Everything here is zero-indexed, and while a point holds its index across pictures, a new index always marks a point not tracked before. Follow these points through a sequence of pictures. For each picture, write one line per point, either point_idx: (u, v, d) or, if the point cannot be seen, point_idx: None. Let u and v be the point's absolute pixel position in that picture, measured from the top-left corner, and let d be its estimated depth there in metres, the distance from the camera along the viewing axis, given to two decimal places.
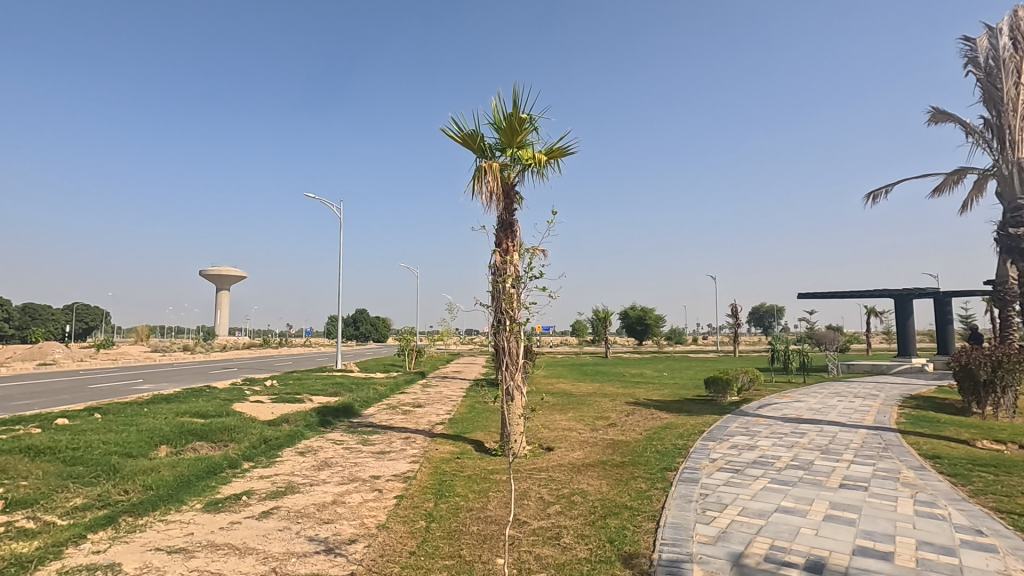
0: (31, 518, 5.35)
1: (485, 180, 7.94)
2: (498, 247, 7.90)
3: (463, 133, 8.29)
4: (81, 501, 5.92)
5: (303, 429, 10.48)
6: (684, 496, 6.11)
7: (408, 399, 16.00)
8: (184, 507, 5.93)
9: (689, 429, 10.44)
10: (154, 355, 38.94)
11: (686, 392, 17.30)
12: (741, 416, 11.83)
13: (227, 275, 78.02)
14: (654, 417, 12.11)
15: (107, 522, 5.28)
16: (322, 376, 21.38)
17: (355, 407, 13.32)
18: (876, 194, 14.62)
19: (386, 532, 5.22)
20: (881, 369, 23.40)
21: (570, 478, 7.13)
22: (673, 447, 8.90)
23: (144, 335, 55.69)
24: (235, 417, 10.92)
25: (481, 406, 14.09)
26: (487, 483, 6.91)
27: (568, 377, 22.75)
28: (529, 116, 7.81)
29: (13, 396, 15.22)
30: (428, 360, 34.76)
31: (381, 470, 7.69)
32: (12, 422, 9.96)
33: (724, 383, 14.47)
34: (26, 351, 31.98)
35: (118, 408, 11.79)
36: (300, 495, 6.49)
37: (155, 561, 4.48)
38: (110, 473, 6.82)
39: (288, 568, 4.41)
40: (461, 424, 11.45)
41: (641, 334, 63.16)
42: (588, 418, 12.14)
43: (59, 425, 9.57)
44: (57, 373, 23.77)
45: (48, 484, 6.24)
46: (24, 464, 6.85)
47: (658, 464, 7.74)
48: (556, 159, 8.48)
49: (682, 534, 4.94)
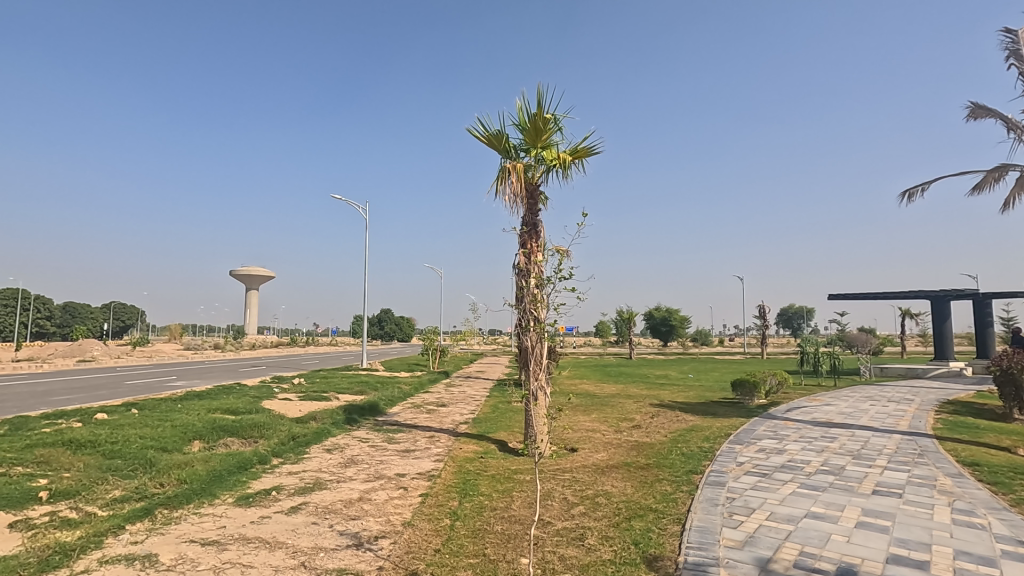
0: (74, 508, 5.58)
1: (510, 181, 7.98)
2: (522, 248, 7.88)
3: (487, 134, 8.33)
4: (119, 493, 6.14)
5: (330, 427, 10.64)
6: (711, 500, 6.03)
7: (432, 398, 16.08)
8: (217, 501, 6.11)
9: (716, 432, 10.29)
10: (187, 352, 40.09)
11: (712, 394, 17.06)
12: (769, 419, 11.61)
13: (255, 275, 79.35)
14: (679, 419, 11.93)
15: (145, 514, 5.47)
16: (349, 374, 21.64)
17: (379, 406, 13.45)
18: (912, 192, 14.02)
19: (411, 529, 5.29)
20: (916, 374, 22.64)
21: (594, 479, 7.10)
22: (698, 449, 8.79)
23: (177, 334, 57.63)
24: (264, 414, 11.19)
25: (504, 406, 14.10)
26: (511, 483, 6.94)
27: (592, 378, 22.24)
28: (553, 115, 7.83)
29: (57, 391, 15.90)
30: (451, 361, 34.95)
31: (406, 468, 7.78)
32: (55, 416, 10.36)
33: (750, 386, 14.26)
34: (66, 348, 33.35)
35: (153, 403, 12.21)
36: (328, 491, 6.60)
37: (190, 553, 4.62)
38: (147, 467, 7.07)
39: (317, 562, 4.50)
40: (484, 424, 11.51)
41: (666, 335, 62.27)
42: (612, 419, 12.08)
43: (97, 420, 9.91)
44: (97, 369, 24.86)
45: (88, 476, 6.49)
46: (66, 457, 7.13)
47: (684, 467, 7.65)
48: (580, 159, 8.46)
49: (709, 538, 4.89)
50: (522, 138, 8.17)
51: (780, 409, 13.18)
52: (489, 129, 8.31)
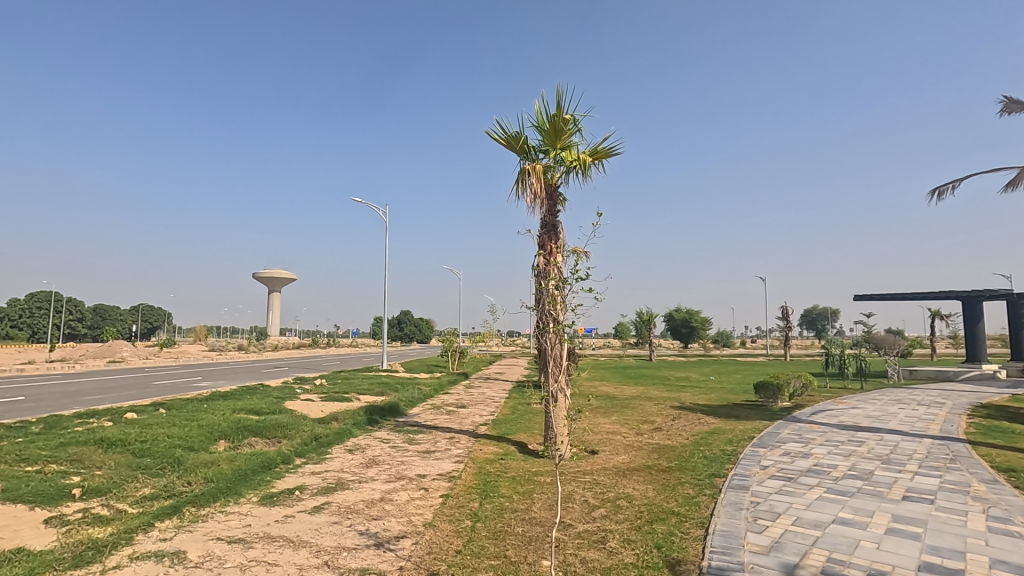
0: (105, 505, 5.73)
1: (529, 182, 7.99)
2: (541, 249, 7.88)
3: (506, 136, 8.36)
4: (148, 490, 6.28)
5: (352, 427, 10.76)
6: (734, 503, 5.94)
7: (452, 400, 16.15)
8: (242, 500, 6.22)
9: (738, 435, 10.14)
10: (212, 353, 40.93)
11: (734, 397, 16.81)
12: (794, 423, 11.40)
13: (277, 278, 80.62)
14: (701, 422, 11.78)
15: (173, 511, 5.59)
16: (369, 375, 21.86)
17: (400, 407, 13.56)
18: (942, 189, 13.65)
19: (433, 530, 5.31)
20: (947, 377, 22.03)
21: (615, 481, 7.05)
22: (721, 452, 8.68)
23: (202, 335, 58.90)
24: (287, 414, 11.36)
25: (523, 408, 14.09)
26: (531, 485, 6.93)
27: (611, 380, 22.11)
28: (573, 116, 7.82)
29: (88, 391, 16.36)
30: (470, 362, 35.04)
31: (426, 469, 7.82)
32: (87, 415, 10.66)
33: (774, 388, 14.03)
34: (96, 350, 34.28)
35: (180, 403, 12.48)
36: (350, 491, 6.67)
37: (216, 550, 4.70)
38: (175, 465, 7.22)
39: (340, 561, 4.55)
40: (504, 425, 11.52)
41: (686, 337, 61.60)
42: (632, 421, 11.99)
43: (127, 419, 10.17)
44: (126, 370, 25.53)
45: (119, 474, 6.66)
46: (98, 455, 7.33)
47: (706, 470, 7.56)
48: (600, 160, 8.43)
49: (734, 543, 4.82)
50: (541, 139, 8.17)
51: (805, 412, 12.94)
52: (508, 131, 8.33)
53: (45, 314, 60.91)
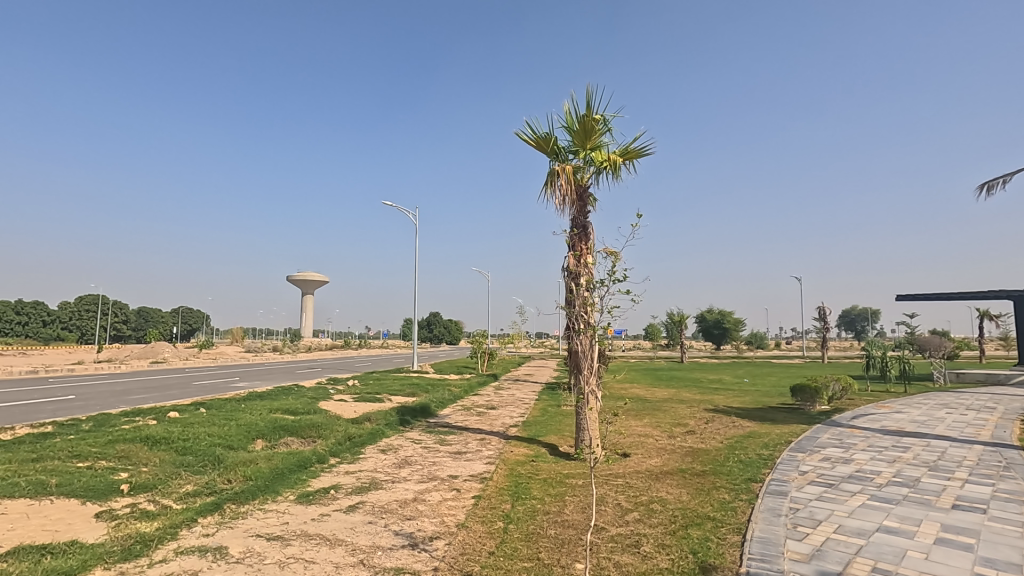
0: (151, 501, 5.95)
1: (559, 184, 7.97)
2: (571, 251, 7.83)
3: (536, 137, 8.36)
4: (191, 487, 6.50)
5: (384, 428, 10.90)
6: (773, 509, 5.79)
7: (482, 401, 16.22)
8: (280, 498, 6.36)
9: (775, 439, 9.89)
10: (250, 354, 42.09)
11: (770, 400, 16.41)
12: (834, 427, 11.04)
13: (310, 280, 82.28)
14: (736, 425, 11.52)
15: (215, 508, 5.76)
16: (400, 377, 22.13)
17: (431, 408, 13.67)
18: (991, 184, 13.03)
19: (465, 531, 5.33)
20: (998, 381, 21.02)
21: (649, 485, 6.95)
22: (757, 457, 8.47)
23: (239, 336, 60.66)
24: (322, 414, 11.57)
25: (554, 410, 14.05)
26: (563, 487, 6.89)
27: (643, 383, 21.85)
28: (603, 116, 7.77)
29: (133, 390, 17.02)
30: (500, 364, 35.13)
31: (458, 470, 7.86)
32: (132, 414, 11.07)
33: (812, 391, 13.63)
34: (140, 351, 35.63)
35: (219, 403, 12.87)
36: (384, 491, 6.75)
37: (256, 547, 4.83)
38: (215, 463, 7.44)
39: (375, 560, 4.61)
40: (535, 427, 11.50)
41: (719, 339, 60.48)
42: (665, 424, 11.82)
43: (171, 418, 10.54)
44: (167, 370, 26.44)
45: (164, 471, 6.90)
46: (144, 453, 7.61)
47: (742, 474, 7.39)
48: (630, 160, 8.35)
49: (772, 550, 4.70)
50: (570, 140, 8.15)
51: (846, 416, 12.52)
52: (537, 132, 8.33)
53: (93, 316, 63.61)
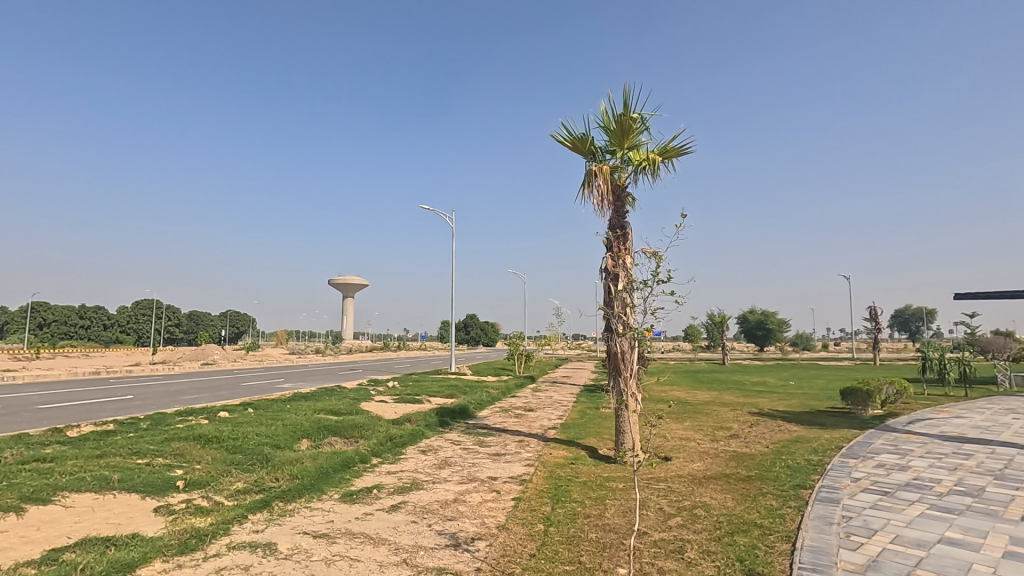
0: (205, 497, 6.20)
1: (596, 184, 7.91)
2: (609, 251, 7.75)
3: (572, 138, 8.32)
4: (241, 485, 6.74)
5: (424, 428, 11.06)
6: (824, 517, 5.58)
7: (520, 403, 16.24)
8: (325, 496, 6.53)
9: (825, 445, 9.53)
10: (293, 356, 43.42)
11: (818, 403, 15.83)
12: (888, 432, 10.55)
13: (350, 284, 84.19)
14: (782, 430, 11.15)
15: (264, 505, 5.95)
16: (439, 378, 22.39)
17: (469, 409, 13.79)
18: None
19: (506, 533, 5.34)
20: None
21: (692, 490, 6.80)
22: (806, 462, 8.18)
23: (283, 339, 62.60)
24: (363, 415, 11.83)
25: (592, 413, 13.94)
26: (603, 491, 6.82)
27: (683, 385, 21.45)
28: (640, 114, 7.67)
29: (186, 391, 17.80)
30: (537, 366, 35.12)
31: (498, 471, 7.89)
32: (186, 413, 11.57)
33: (863, 395, 13.06)
34: (191, 353, 37.22)
35: (266, 403, 13.32)
36: (425, 492, 6.83)
37: (303, 543, 4.96)
38: (263, 462, 7.70)
39: (418, 560, 4.66)
40: (573, 430, 11.44)
41: (762, 340, 58.82)
42: (707, 427, 11.56)
43: (221, 417, 10.97)
44: (217, 372, 27.48)
45: (216, 469, 7.19)
46: (197, 451, 7.94)
47: (790, 480, 7.15)
48: (669, 159, 8.21)
49: (824, 560, 4.53)
50: (607, 140, 8.08)
51: (901, 421, 11.95)
52: (573, 133, 8.29)
53: (148, 320, 66.76)
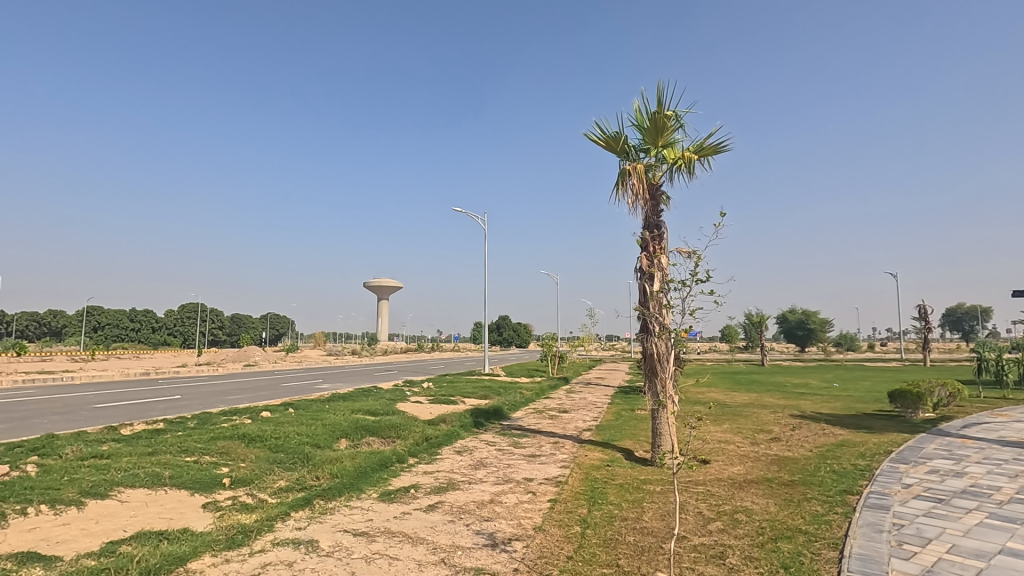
0: (250, 494, 6.40)
1: (630, 183, 7.83)
2: (644, 250, 7.66)
3: (605, 137, 8.26)
4: (284, 483, 6.93)
5: (459, 429, 11.16)
6: (873, 525, 5.37)
7: (554, 404, 16.20)
8: (363, 495, 6.65)
9: (872, 449, 9.17)
10: (330, 357, 44.46)
11: (864, 406, 15.26)
12: (941, 437, 10.08)
13: (384, 286, 85.57)
14: (826, 433, 10.79)
15: (305, 503, 6.10)
16: (473, 379, 22.54)
17: (503, 410, 13.83)
18: None
19: (543, 534, 5.33)
20: None
21: (732, 494, 6.64)
22: (852, 467, 7.89)
23: (321, 341, 64.10)
24: (400, 415, 12.01)
25: (627, 414, 13.79)
26: (640, 493, 6.73)
27: (721, 386, 21.01)
28: (675, 112, 7.56)
29: (231, 391, 18.43)
30: (570, 367, 34.96)
31: (533, 473, 7.88)
32: (231, 413, 11.97)
33: (913, 398, 12.52)
34: (233, 355, 38.45)
35: (306, 404, 13.67)
36: (461, 492, 6.88)
37: (344, 541, 5.06)
38: (304, 460, 7.90)
39: (456, 559, 4.70)
40: (608, 431, 11.35)
41: (803, 340, 57.12)
42: (747, 430, 11.28)
43: (263, 417, 11.30)
44: (259, 373, 28.33)
45: (260, 467, 7.41)
46: (242, 449, 8.20)
47: (836, 486, 6.91)
48: (705, 156, 8.06)
49: (874, 568, 4.36)
50: (641, 138, 7.98)
51: (955, 425, 11.41)
52: (607, 132, 8.23)
53: (194, 323, 69.30)
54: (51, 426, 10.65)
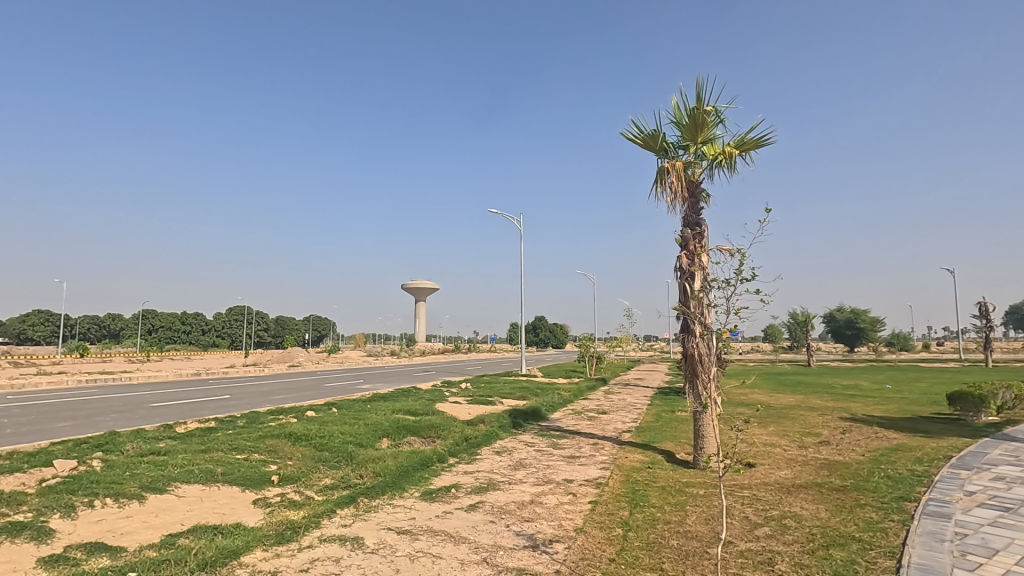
0: (297, 491, 6.60)
1: (668, 181, 7.72)
2: (683, 249, 7.53)
3: (643, 135, 8.16)
4: (329, 481, 7.12)
5: (498, 429, 11.22)
6: (933, 534, 5.11)
7: (592, 405, 16.08)
8: (406, 494, 6.76)
9: (930, 454, 8.73)
10: (371, 358, 45.45)
11: (920, 408, 14.55)
12: (1006, 442, 9.52)
13: (421, 287, 86.82)
14: (879, 437, 10.35)
15: (350, 501, 6.24)
16: (510, 380, 22.61)
17: (542, 411, 13.82)
18: None
19: (584, 536, 5.30)
20: None
21: (780, 499, 6.44)
22: (909, 473, 7.53)
23: (361, 342, 65.51)
24: (439, 416, 12.15)
25: (668, 416, 13.55)
26: (683, 497, 6.60)
27: (765, 388, 20.40)
28: (715, 107, 7.40)
29: (277, 391, 19.05)
30: (608, 368, 34.62)
31: (573, 474, 7.84)
32: (277, 412, 12.37)
33: (975, 400, 11.86)
34: (278, 355, 39.69)
35: (348, 404, 14.00)
36: (501, 492, 6.91)
37: (388, 539, 5.16)
38: (348, 459, 8.09)
39: (498, 559, 4.73)
40: (649, 433, 11.17)
41: (852, 340, 54.93)
42: (793, 433, 10.93)
43: (308, 416, 11.63)
44: (303, 373, 29.18)
45: (306, 465, 7.63)
46: (289, 448, 8.46)
47: (892, 492, 6.61)
48: (747, 151, 7.86)
49: None
50: (679, 135, 7.84)
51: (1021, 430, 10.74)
52: (644, 130, 8.13)
53: (241, 325, 71.97)
54: (112, 423, 11.26)
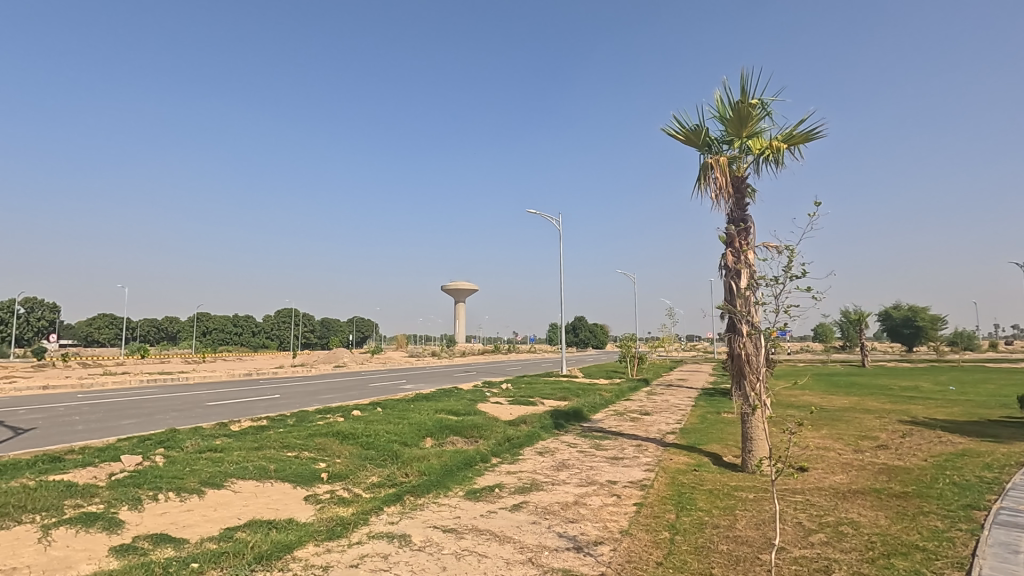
0: (346, 488, 6.78)
1: (712, 177, 7.54)
2: (729, 246, 7.35)
3: (685, 131, 8.00)
4: (376, 478, 7.28)
5: (539, 430, 11.20)
6: (1007, 544, 4.80)
7: (634, 406, 15.86)
8: (450, 493, 6.85)
9: (1001, 460, 8.21)
10: (412, 358, 46.25)
11: (988, 411, 13.69)
12: None
13: (461, 288, 87.69)
14: (943, 441, 9.80)
15: (397, 499, 6.37)
16: (551, 380, 22.55)
17: (583, 412, 13.72)
18: None
19: (630, 538, 5.23)
20: None
21: (835, 504, 6.19)
22: (977, 480, 7.10)
23: (402, 343, 66.70)
24: (481, 416, 12.25)
25: (714, 417, 13.21)
26: (732, 501, 6.43)
27: (816, 389, 19.65)
28: (760, 100, 7.19)
29: (324, 391, 19.62)
30: (650, 368, 34.10)
31: (617, 475, 7.75)
32: (325, 411, 12.73)
33: None
34: (323, 356, 40.86)
35: (392, 403, 14.27)
36: (545, 492, 6.91)
37: (434, 537, 5.24)
38: (394, 458, 8.25)
39: (543, 560, 4.73)
40: (694, 435, 10.93)
41: (911, 339, 52.22)
42: (848, 436, 10.48)
43: (354, 415, 11.92)
44: (348, 373, 29.95)
45: (354, 463, 7.83)
46: (337, 446, 8.70)
47: (958, 500, 6.24)
48: (795, 144, 7.60)
49: None
50: (723, 129, 7.65)
51: None
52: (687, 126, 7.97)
53: (289, 327, 74.47)
54: (173, 421, 11.85)
